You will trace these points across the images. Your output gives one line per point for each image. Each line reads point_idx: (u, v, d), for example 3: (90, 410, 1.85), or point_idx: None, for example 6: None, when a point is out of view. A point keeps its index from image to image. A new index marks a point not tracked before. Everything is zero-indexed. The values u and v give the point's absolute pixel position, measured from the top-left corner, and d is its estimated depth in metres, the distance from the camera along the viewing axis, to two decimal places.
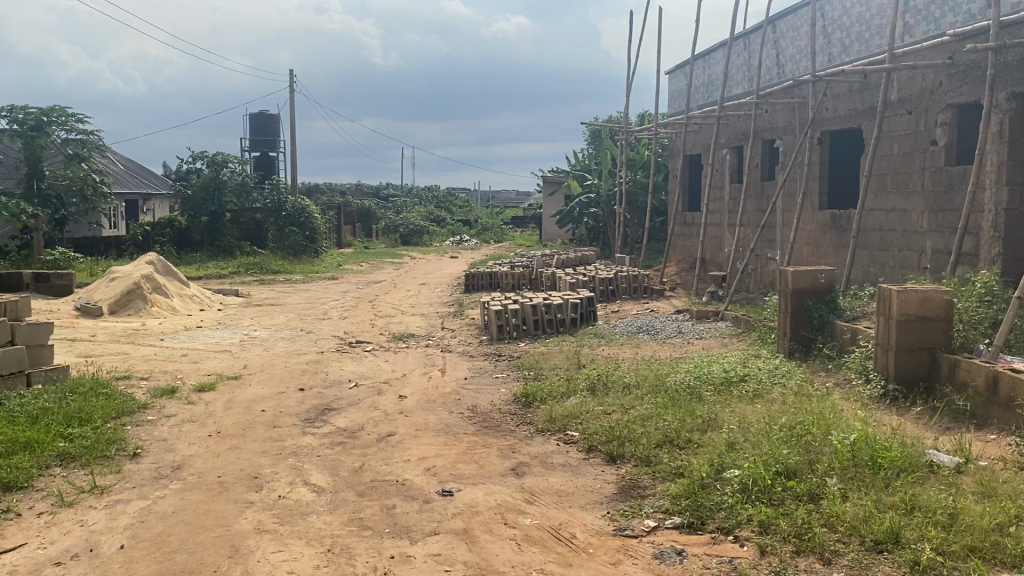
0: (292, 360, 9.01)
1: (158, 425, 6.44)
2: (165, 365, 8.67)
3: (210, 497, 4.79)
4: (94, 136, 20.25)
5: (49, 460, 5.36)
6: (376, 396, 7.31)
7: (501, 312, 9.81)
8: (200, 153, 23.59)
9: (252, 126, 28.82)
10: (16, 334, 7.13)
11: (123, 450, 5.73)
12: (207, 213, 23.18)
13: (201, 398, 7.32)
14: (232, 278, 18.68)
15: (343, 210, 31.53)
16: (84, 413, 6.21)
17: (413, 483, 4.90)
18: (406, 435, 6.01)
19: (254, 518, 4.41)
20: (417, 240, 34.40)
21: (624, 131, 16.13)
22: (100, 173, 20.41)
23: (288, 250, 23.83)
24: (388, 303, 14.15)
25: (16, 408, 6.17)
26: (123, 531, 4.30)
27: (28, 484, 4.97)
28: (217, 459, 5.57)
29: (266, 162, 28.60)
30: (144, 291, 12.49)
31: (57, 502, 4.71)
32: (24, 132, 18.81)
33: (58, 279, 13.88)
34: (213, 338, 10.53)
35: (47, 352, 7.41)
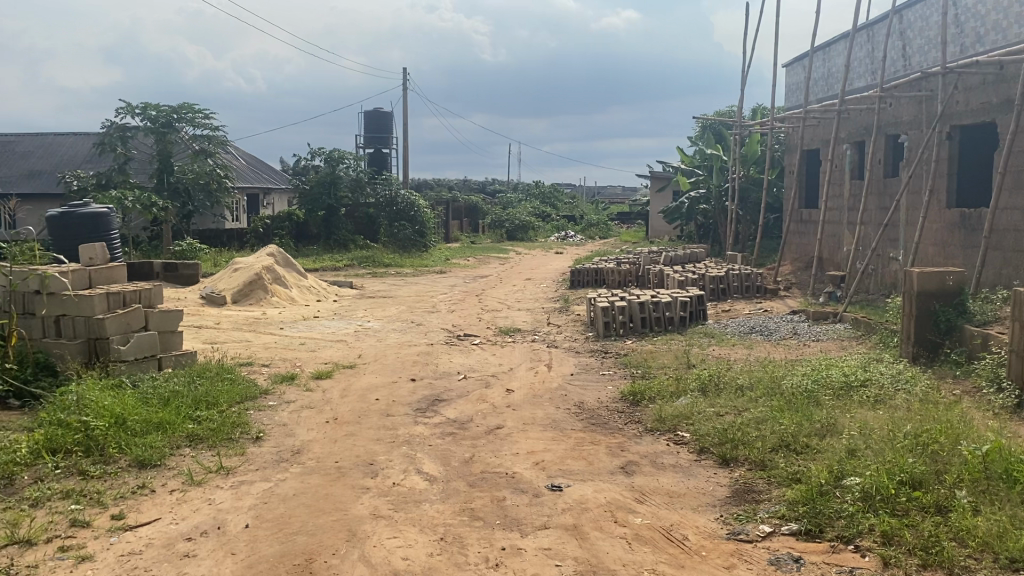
0: (403, 351, 9.21)
1: (279, 411, 6.70)
2: (284, 353, 9.02)
3: (327, 481, 4.96)
4: (219, 132, 21.30)
5: (180, 441, 5.68)
6: (484, 388, 7.40)
7: (608, 309, 9.76)
8: (318, 149, 24.43)
9: (367, 123, 29.56)
10: (149, 320, 7.60)
11: (246, 433, 6.00)
12: (323, 207, 24.03)
13: (318, 385, 7.58)
14: (346, 271, 19.23)
15: (450, 206, 32.02)
16: (211, 396, 6.55)
17: (522, 476, 4.93)
18: (514, 428, 6.06)
19: (370, 504, 4.54)
20: (523, 236, 34.45)
21: (738, 125, 15.74)
22: (226, 169, 21.37)
23: (399, 244, 24.32)
24: (495, 298, 14.26)
25: (150, 389, 6.56)
26: (247, 511, 4.50)
27: (161, 462, 5.30)
28: (334, 445, 5.76)
29: (379, 158, 29.34)
30: (264, 282, 13.03)
31: (187, 481, 4.98)
32: (156, 129, 20.05)
33: (185, 269, 14.60)
34: (328, 328, 10.86)
35: (177, 338, 7.85)
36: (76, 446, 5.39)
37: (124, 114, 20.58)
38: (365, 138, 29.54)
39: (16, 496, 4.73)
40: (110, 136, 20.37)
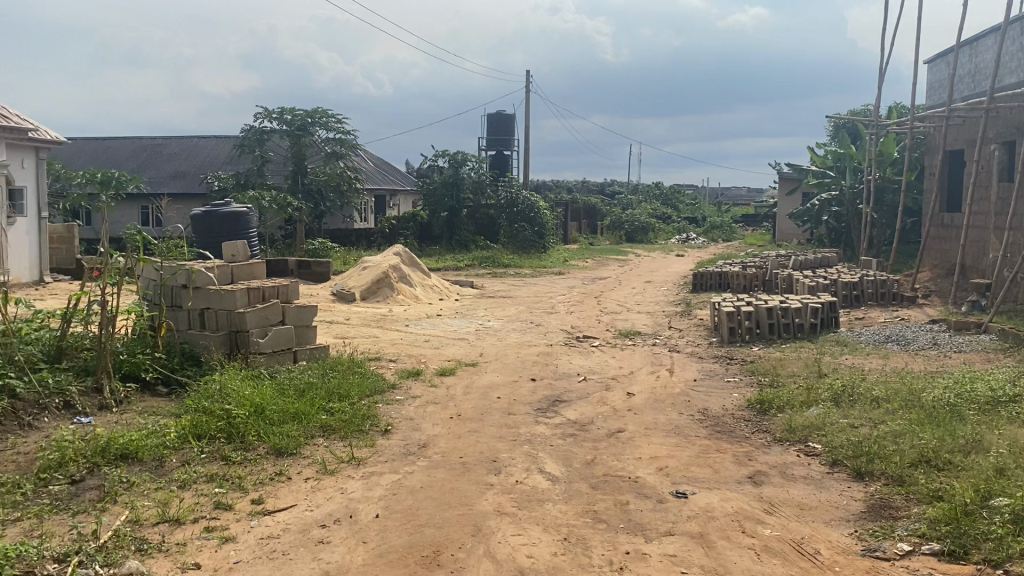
0: (524, 351, 9.31)
1: (405, 405, 6.90)
2: (409, 349, 9.26)
3: (453, 476, 5.06)
4: (350, 135, 22.16)
5: (314, 431, 5.94)
6: (605, 391, 7.37)
7: (734, 314, 9.56)
8: (442, 151, 24.99)
9: (490, 125, 29.98)
10: (286, 315, 8.02)
11: (375, 426, 6.20)
12: (446, 209, 24.56)
13: (442, 382, 7.75)
14: (468, 271, 19.54)
15: (570, 208, 32.11)
16: (343, 389, 6.82)
17: (646, 481, 4.89)
18: (636, 432, 6.01)
19: (495, 500, 4.61)
20: (643, 237, 34.14)
21: (874, 125, 15.10)
22: (356, 171, 22.18)
23: (519, 244, 24.52)
24: (615, 300, 14.20)
25: (286, 382, 6.89)
26: (377, 501, 4.65)
27: (297, 450, 5.56)
28: (458, 440, 5.88)
29: (501, 160, 29.71)
30: (390, 279, 13.44)
31: (321, 469, 5.21)
32: (292, 132, 21.15)
33: (317, 267, 15.20)
34: (451, 326, 11.09)
35: (311, 332, 8.23)
36: (219, 433, 5.72)
37: (263, 118, 21.70)
38: (488, 140, 29.96)
39: (166, 477, 5.06)
40: (249, 139, 21.54)
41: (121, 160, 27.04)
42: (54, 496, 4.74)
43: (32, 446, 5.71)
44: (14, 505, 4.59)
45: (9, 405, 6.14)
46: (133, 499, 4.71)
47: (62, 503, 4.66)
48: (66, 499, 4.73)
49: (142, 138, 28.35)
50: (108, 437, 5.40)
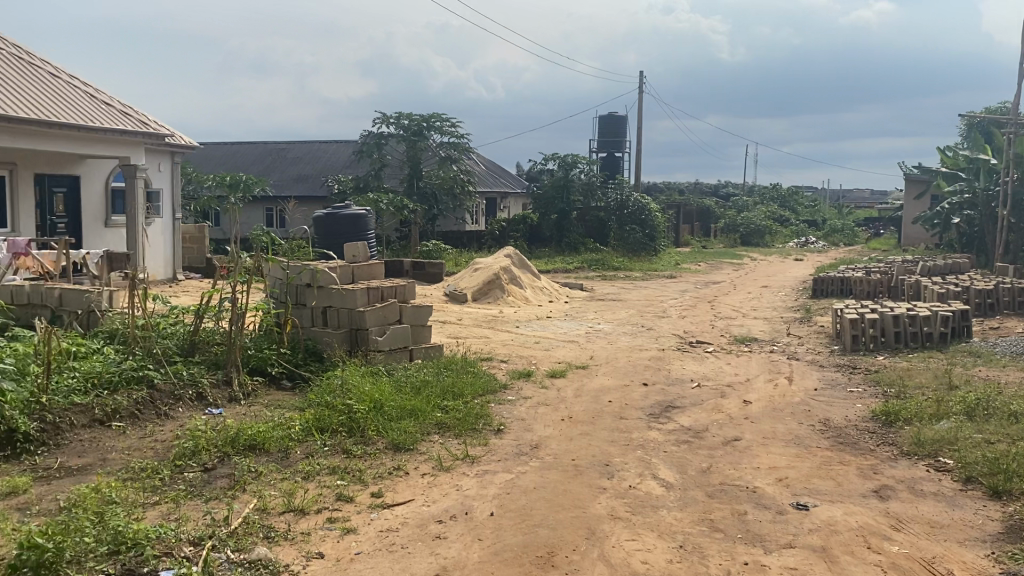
0: (636, 355, 9.23)
1: (517, 405, 6.96)
2: (520, 350, 9.33)
3: (566, 478, 5.08)
4: (464, 138, 22.55)
5: (430, 428, 6.08)
6: (719, 398, 7.24)
7: (856, 322, 9.21)
8: (553, 154, 25.07)
9: (601, 126, 29.87)
10: (403, 314, 8.22)
11: (489, 425, 6.28)
12: (556, 211, 24.63)
13: (553, 384, 7.78)
14: (578, 274, 19.52)
15: (682, 210, 31.65)
16: (457, 388, 6.95)
17: (764, 491, 4.78)
18: (753, 441, 5.87)
19: (608, 504, 4.59)
20: (759, 241, 33.29)
21: (1011, 122, 14.23)
22: (469, 174, 22.57)
23: (629, 246, 24.32)
24: (729, 305, 13.90)
25: (402, 379, 7.07)
26: (491, 500, 4.72)
27: (413, 446, 5.69)
28: (570, 442, 5.88)
29: (612, 162, 29.57)
30: (501, 281, 13.57)
31: (437, 466, 5.32)
32: (408, 136, 21.80)
33: (431, 268, 15.51)
34: (561, 329, 11.12)
35: (426, 332, 8.42)
36: (340, 427, 5.93)
37: (380, 123, 22.37)
38: (599, 142, 29.87)
39: (291, 468, 5.28)
40: (367, 144, 22.24)
41: (247, 164, 28.32)
42: (189, 483, 5.01)
43: (169, 435, 6.07)
44: (154, 490, 4.88)
45: (148, 396, 6.53)
46: (261, 488, 4.92)
47: (196, 489, 4.91)
48: (200, 486, 4.99)
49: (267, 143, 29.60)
50: (238, 428, 5.67)
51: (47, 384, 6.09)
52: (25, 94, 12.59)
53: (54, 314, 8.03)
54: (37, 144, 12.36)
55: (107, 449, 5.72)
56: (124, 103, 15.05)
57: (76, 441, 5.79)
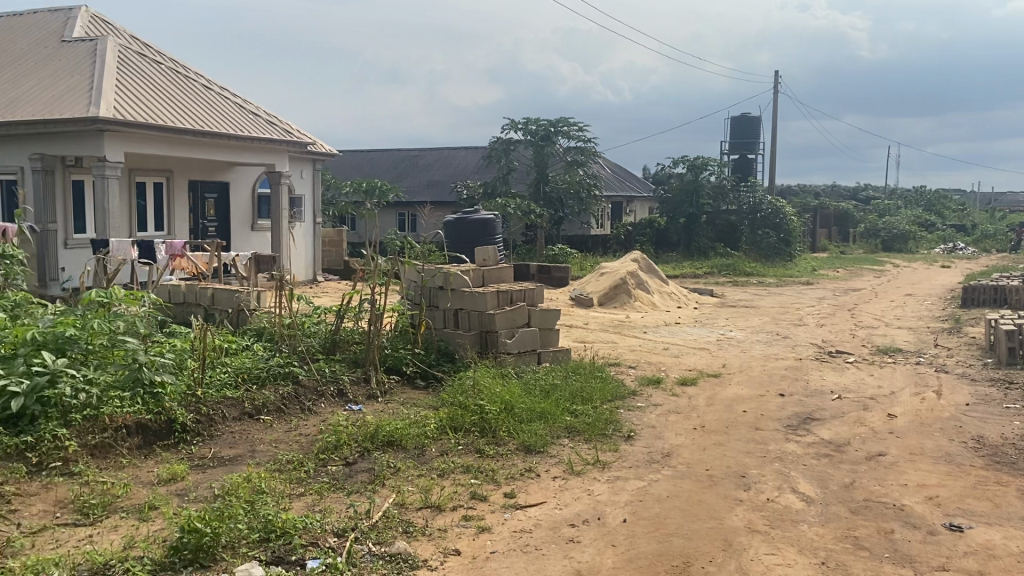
0: (770, 364, 8.97)
1: (648, 412, 6.89)
2: (649, 356, 9.24)
3: (700, 488, 4.99)
4: (591, 143, 22.55)
5: (560, 431, 6.11)
6: (860, 410, 6.94)
7: (1012, 333, 8.65)
8: (682, 157, 24.74)
9: (733, 128, 29.23)
10: (531, 317, 8.30)
11: (619, 431, 6.25)
12: (684, 215, 24.27)
13: (684, 391, 7.66)
14: (707, 279, 19.15)
15: (818, 214, 30.54)
16: (587, 393, 6.95)
17: (913, 510, 4.55)
18: (899, 457, 5.61)
19: (745, 516, 4.49)
20: (901, 247, 31.71)
21: None
22: (595, 179, 22.57)
23: (761, 251, 23.66)
24: (870, 314, 13.31)
25: (532, 382, 7.14)
26: (624, 506, 4.69)
27: (544, 449, 5.74)
28: (704, 452, 5.78)
29: (744, 164, 28.89)
30: (629, 286, 13.49)
31: (568, 469, 5.34)
32: (536, 141, 22.00)
33: (557, 272, 15.57)
34: (691, 335, 10.94)
35: (554, 335, 8.46)
36: (473, 427, 6.05)
37: (509, 129, 22.66)
38: (730, 144, 29.24)
39: (427, 465, 5.42)
40: (496, 149, 22.57)
41: (380, 170, 29.28)
42: (332, 476, 5.22)
43: (312, 429, 6.35)
44: (300, 481, 5.11)
45: (293, 391, 6.86)
46: (399, 484, 5.08)
47: (339, 482, 5.12)
48: (342, 479, 5.19)
49: (399, 150, 30.51)
50: (377, 425, 5.88)
51: (203, 377, 6.48)
52: (183, 107, 13.48)
53: (207, 312, 8.54)
54: (192, 152, 13.18)
55: (255, 441, 6.04)
56: (271, 113, 15.83)
57: (228, 432, 6.14)
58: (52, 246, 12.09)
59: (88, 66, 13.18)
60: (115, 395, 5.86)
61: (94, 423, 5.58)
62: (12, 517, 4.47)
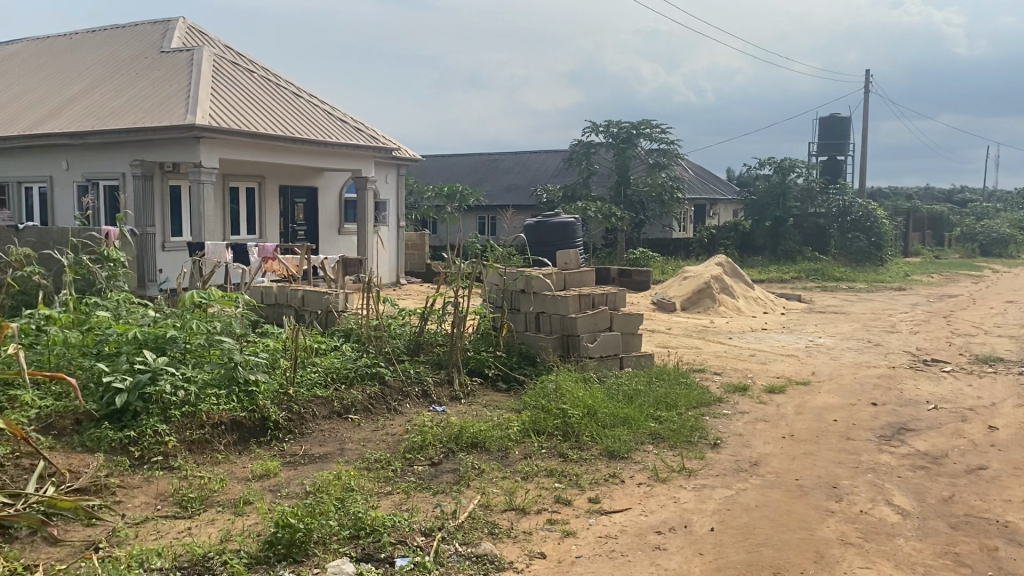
0: (862, 372, 8.71)
1: (734, 420, 6.78)
2: (735, 363, 9.08)
3: (790, 498, 4.89)
4: (674, 145, 22.25)
5: (644, 438, 6.06)
6: (959, 422, 6.68)
7: None
8: (768, 158, 24.19)
9: (821, 129, 28.49)
10: (614, 321, 8.25)
11: (705, 438, 6.17)
12: (771, 218, 23.78)
13: (771, 399, 7.50)
14: (794, 284, 18.70)
15: (911, 217, 29.50)
16: (671, 399, 6.88)
17: (1018, 527, 4.36)
18: (1002, 471, 5.37)
19: (838, 528, 4.37)
20: (1001, 251, 30.36)
21: None
22: (678, 181, 22.25)
23: (850, 256, 22.98)
24: (968, 321, 12.78)
25: (615, 387, 7.11)
26: (711, 515, 4.63)
27: (628, 454, 5.71)
28: (793, 461, 5.66)
29: (833, 166, 28.15)
30: (713, 290, 13.29)
31: (653, 476, 5.30)
32: (617, 144, 21.88)
33: (639, 276, 15.44)
34: (778, 341, 10.71)
35: (637, 340, 8.40)
36: (556, 431, 6.06)
37: (590, 132, 22.59)
38: (818, 145, 28.52)
39: (511, 468, 5.46)
40: (577, 152, 22.52)
41: (462, 174, 29.58)
42: (418, 475, 5.30)
43: (398, 428, 6.47)
44: (387, 480, 5.21)
45: (379, 391, 7.00)
46: (484, 485, 5.13)
47: (425, 482, 5.20)
48: (428, 479, 5.27)
49: (480, 154, 30.76)
50: (461, 426, 5.95)
51: (294, 376, 6.67)
52: (274, 114, 13.89)
53: (297, 313, 8.78)
54: (282, 157, 13.57)
55: (344, 439, 6.19)
56: (357, 119, 16.18)
57: (318, 430, 6.30)
58: (152, 248, 12.62)
59: (185, 76, 13.71)
60: (211, 393, 6.07)
61: (192, 420, 5.79)
62: (116, 508, 4.68)
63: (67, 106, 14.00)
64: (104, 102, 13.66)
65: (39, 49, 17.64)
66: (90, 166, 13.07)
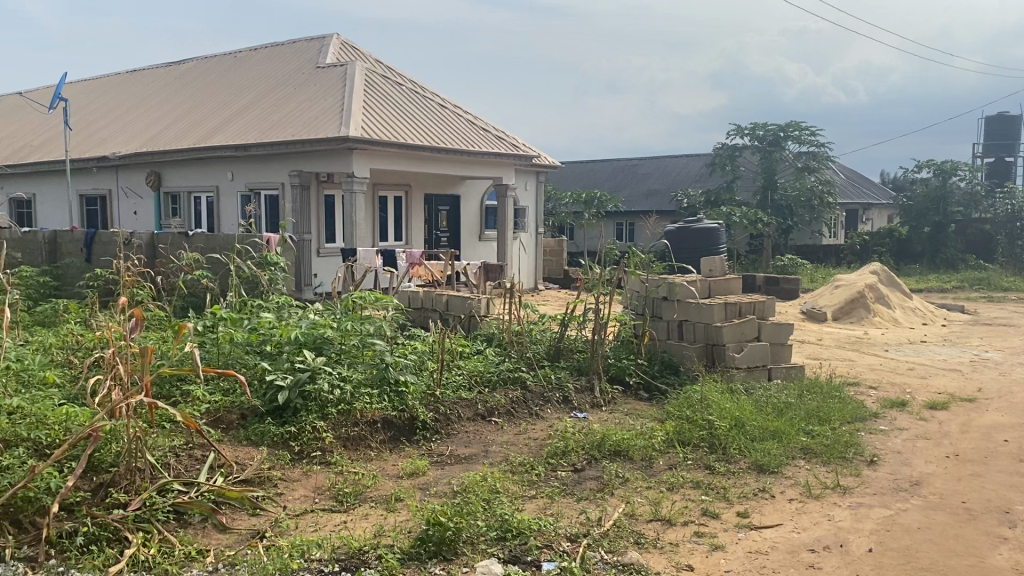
0: None
1: (892, 436, 6.45)
2: (892, 377, 8.64)
3: (957, 522, 4.61)
4: (824, 148, 21.55)
5: (795, 452, 5.87)
6: None
7: None
8: (927, 161, 22.95)
9: (988, 129, 26.71)
10: (762, 331, 8.04)
11: (860, 454, 5.90)
12: (930, 224, 22.37)
13: (933, 416, 7.09)
14: (956, 294, 17.59)
15: None
16: (823, 412, 6.63)
17: None
18: None
19: (1012, 557, 4.09)
20: None
21: None
22: (829, 185, 21.31)
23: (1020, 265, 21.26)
24: None
25: (763, 399, 6.92)
26: (869, 535, 4.44)
27: (778, 469, 5.54)
28: (959, 483, 5.33)
29: (1000, 168, 26.32)
30: (867, 300, 12.69)
31: (805, 492, 5.11)
32: (764, 147, 21.54)
33: (787, 284, 14.94)
34: (940, 355, 10.10)
35: (786, 351, 8.15)
36: (702, 442, 5.96)
37: (734, 135, 22.07)
38: (984, 146, 26.73)
39: (656, 478, 5.41)
40: (720, 156, 22.03)
41: (601, 180, 29.53)
42: (562, 481, 5.34)
43: (541, 433, 6.54)
44: (531, 484, 5.27)
45: (522, 395, 7.11)
46: (628, 494, 5.11)
47: (568, 488, 5.22)
48: (572, 485, 5.30)
49: (620, 159, 30.61)
50: (604, 434, 5.96)
51: (441, 378, 6.87)
52: (420, 124, 14.35)
53: (442, 317, 9.03)
54: (429, 166, 14.00)
55: (489, 441, 6.32)
56: (499, 127, 16.48)
57: (463, 432, 6.46)
58: (307, 254, 13.29)
59: (338, 90, 14.38)
60: (365, 392, 6.33)
61: (347, 417, 6.06)
62: (278, 499, 4.96)
63: (231, 121, 14.96)
64: (264, 116, 14.50)
65: (207, 68, 18.93)
66: (252, 177, 13.92)
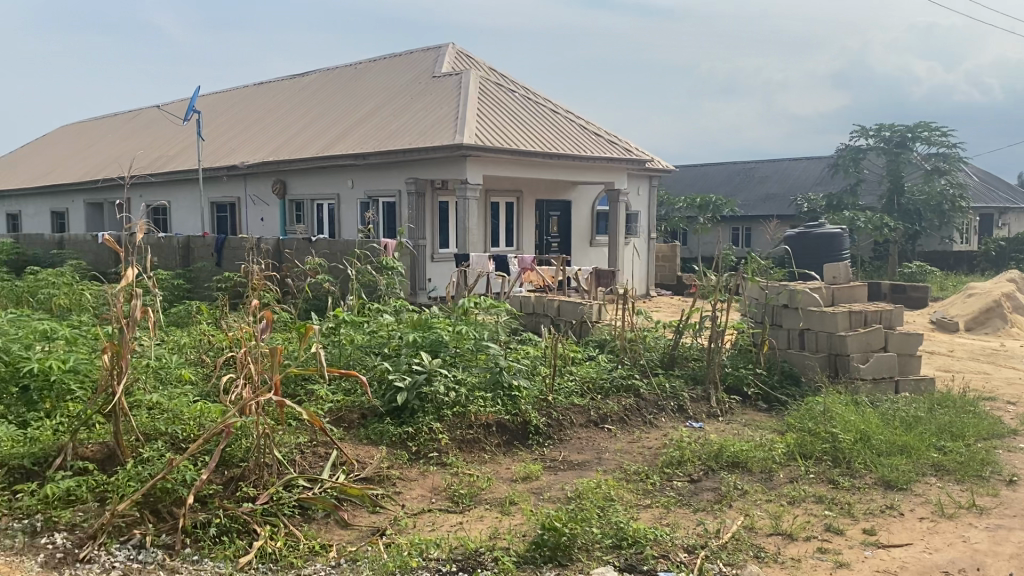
0: None
1: None
2: None
3: None
4: (956, 149, 20.47)
5: (925, 468, 5.60)
6: None
7: None
8: None
9: None
10: (889, 341, 7.73)
11: (997, 473, 5.58)
12: None
13: None
14: None
15: None
16: (957, 428, 6.31)
17: None
18: None
19: None
20: None
21: None
22: (962, 188, 20.27)
23: None
24: None
25: (890, 412, 6.64)
26: (1009, 559, 4.21)
27: (907, 485, 5.30)
28: None
29: None
30: (1003, 309, 11.99)
31: (937, 511, 4.88)
32: (890, 149, 20.61)
33: (915, 292, 14.27)
34: None
35: (915, 362, 7.79)
36: (825, 455, 5.78)
37: (858, 136, 21.29)
38: None
39: (777, 491, 5.27)
40: (843, 158, 21.27)
41: (716, 184, 28.97)
42: (678, 491, 5.27)
43: (656, 441, 6.47)
44: (646, 493, 5.23)
45: (635, 403, 7.05)
46: (747, 507, 5.00)
47: (685, 498, 5.15)
48: (689, 496, 5.22)
49: (735, 163, 29.96)
50: (721, 444, 5.85)
51: (553, 384, 6.89)
52: (534, 131, 14.46)
53: (555, 322, 9.06)
54: (542, 172, 14.09)
55: (602, 448, 6.30)
56: (612, 132, 16.43)
57: (576, 438, 6.46)
58: (422, 259, 13.58)
59: (454, 98, 14.65)
60: (479, 395, 6.43)
61: (462, 420, 6.17)
62: (396, 498, 5.09)
63: (351, 131, 15.46)
64: (383, 126, 14.92)
65: (329, 80, 19.65)
66: (371, 184, 14.34)
